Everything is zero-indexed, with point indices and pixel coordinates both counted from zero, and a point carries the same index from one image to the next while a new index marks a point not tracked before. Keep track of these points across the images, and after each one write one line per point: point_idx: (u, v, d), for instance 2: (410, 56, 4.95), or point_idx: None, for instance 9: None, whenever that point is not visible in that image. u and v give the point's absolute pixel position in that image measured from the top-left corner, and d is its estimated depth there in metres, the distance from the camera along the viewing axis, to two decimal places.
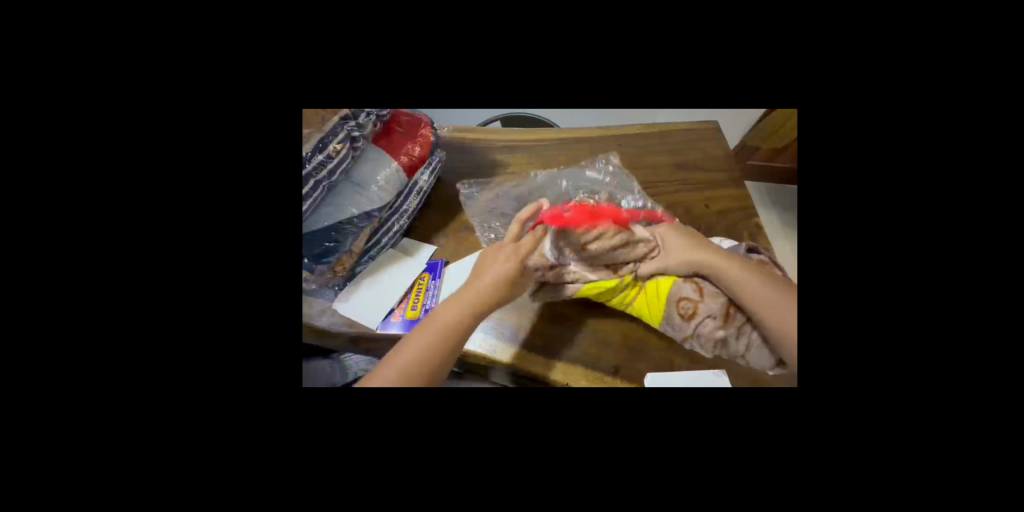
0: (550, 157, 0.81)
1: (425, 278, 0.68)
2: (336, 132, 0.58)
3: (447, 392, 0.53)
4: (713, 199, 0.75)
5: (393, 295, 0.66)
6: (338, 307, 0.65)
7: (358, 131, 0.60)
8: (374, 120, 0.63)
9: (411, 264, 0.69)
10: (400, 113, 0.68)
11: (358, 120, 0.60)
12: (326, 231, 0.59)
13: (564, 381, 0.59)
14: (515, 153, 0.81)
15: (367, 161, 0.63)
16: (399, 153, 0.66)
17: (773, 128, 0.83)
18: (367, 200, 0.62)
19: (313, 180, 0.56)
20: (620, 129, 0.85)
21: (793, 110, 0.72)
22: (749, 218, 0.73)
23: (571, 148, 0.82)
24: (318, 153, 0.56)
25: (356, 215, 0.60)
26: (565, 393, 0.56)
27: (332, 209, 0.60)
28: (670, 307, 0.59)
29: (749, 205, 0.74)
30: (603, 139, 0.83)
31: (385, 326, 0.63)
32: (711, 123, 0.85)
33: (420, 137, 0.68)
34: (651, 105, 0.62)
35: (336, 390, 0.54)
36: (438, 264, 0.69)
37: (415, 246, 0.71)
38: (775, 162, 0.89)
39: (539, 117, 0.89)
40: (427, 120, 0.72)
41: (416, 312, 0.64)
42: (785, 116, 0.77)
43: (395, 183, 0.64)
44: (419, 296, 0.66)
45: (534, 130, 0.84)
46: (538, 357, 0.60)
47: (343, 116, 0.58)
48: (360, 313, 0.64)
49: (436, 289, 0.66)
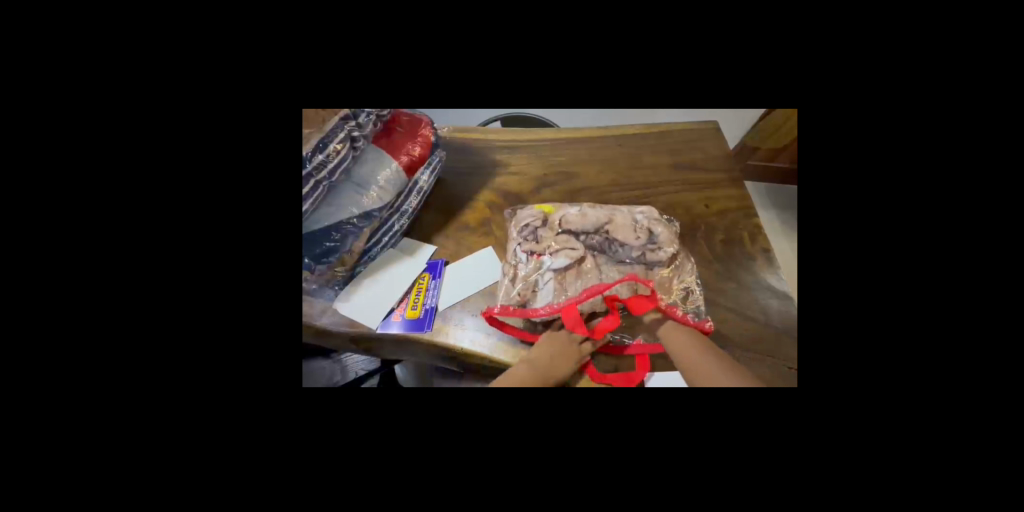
0: (550, 156, 0.81)
1: (425, 278, 0.68)
2: (336, 132, 0.58)
3: (448, 391, 0.54)
4: (713, 199, 0.75)
5: (393, 295, 0.66)
6: (338, 307, 0.65)
7: (358, 131, 0.60)
8: (374, 120, 0.63)
9: (411, 264, 0.69)
10: (400, 113, 0.69)
11: (358, 120, 0.60)
12: (326, 231, 0.59)
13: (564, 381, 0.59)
14: (515, 153, 0.81)
15: (367, 161, 0.63)
16: (399, 153, 0.66)
17: (773, 128, 0.84)
18: (367, 200, 0.62)
19: (313, 181, 0.56)
20: (620, 130, 0.85)
21: (793, 109, 0.72)
22: (748, 218, 0.73)
23: (571, 148, 0.82)
24: (318, 153, 0.56)
25: (356, 215, 0.61)
26: (565, 394, 0.56)
27: (332, 208, 0.60)
28: (553, 221, 0.69)
29: (748, 205, 0.74)
30: (603, 139, 0.83)
31: (384, 326, 0.63)
32: (710, 124, 0.86)
33: (420, 136, 0.69)
34: (652, 105, 0.63)
35: (335, 389, 0.54)
36: (438, 264, 0.69)
37: (415, 246, 0.71)
38: (775, 162, 0.89)
39: (539, 117, 0.89)
40: (427, 120, 0.71)
41: (416, 312, 0.64)
42: (785, 116, 0.77)
43: (396, 183, 0.64)
44: (419, 296, 0.66)
45: (534, 130, 0.84)
46: None
47: (343, 116, 0.58)
48: (361, 313, 0.64)
49: (436, 289, 0.66)
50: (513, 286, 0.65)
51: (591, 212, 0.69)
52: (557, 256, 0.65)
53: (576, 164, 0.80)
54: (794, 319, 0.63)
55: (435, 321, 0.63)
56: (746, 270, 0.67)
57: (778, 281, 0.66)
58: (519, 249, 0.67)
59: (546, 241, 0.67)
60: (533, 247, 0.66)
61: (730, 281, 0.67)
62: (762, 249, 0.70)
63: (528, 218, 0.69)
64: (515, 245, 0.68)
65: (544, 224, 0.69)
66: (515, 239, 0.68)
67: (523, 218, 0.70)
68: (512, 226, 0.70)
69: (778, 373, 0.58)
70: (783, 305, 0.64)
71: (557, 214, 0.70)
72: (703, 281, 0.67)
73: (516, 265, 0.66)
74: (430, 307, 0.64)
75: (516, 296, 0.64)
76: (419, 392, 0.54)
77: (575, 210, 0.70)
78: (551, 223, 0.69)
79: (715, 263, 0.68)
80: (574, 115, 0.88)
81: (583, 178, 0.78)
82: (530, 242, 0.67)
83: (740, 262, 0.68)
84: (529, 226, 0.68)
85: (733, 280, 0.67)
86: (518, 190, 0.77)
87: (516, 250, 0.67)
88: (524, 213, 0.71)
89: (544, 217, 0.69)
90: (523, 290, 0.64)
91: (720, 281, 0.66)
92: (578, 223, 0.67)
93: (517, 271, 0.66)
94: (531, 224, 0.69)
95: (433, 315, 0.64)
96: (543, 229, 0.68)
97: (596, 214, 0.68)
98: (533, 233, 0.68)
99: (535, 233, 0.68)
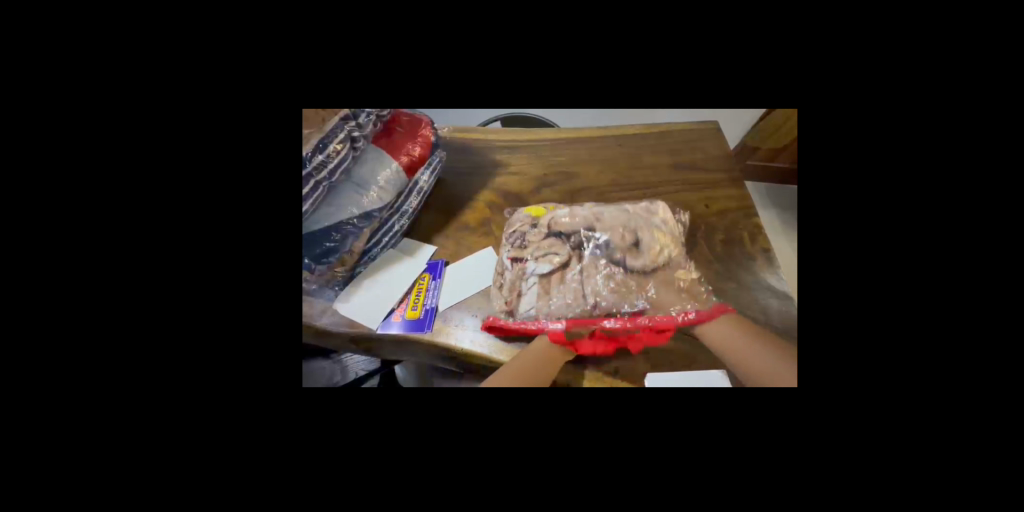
0: (550, 157, 0.81)
1: (425, 278, 0.68)
2: (336, 132, 0.58)
3: (448, 392, 0.54)
4: (713, 199, 0.75)
5: (393, 296, 0.66)
6: (338, 307, 0.65)
7: (358, 131, 0.60)
8: (375, 120, 0.63)
9: (411, 264, 0.69)
10: (400, 113, 0.69)
11: (358, 121, 0.60)
12: (326, 231, 0.59)
13: (564, 381, 0.59)
14: (515, 153, 0.81)
15: (367, 161, 0.63)
16: (399, 153, 0.66)
17: (773, 128, 0.84)
18: (367, 200, 0.62)
19: (313, 181, 0.56)
20: (620, 130, 0.85)
21: (793, 110, 0.72)
22: (748, 218, 0.73)
23: (571, 148, 0.82)
24: (318, 153, 0.56)
25: (356, 215, 0.61)
26: (566, 394, 0.56)
27: (332, 208, 0.60)
28: (541, 225, 0.69)
29: (749, 205, 0.74)
30: (603, 139, 0.83)
31: (384, 326, 0.63)
32: (710, 124, 0.85)
33: (420, 136, 0.69)
34: (653, 105, 0.62)
35: (335, 390, 0.54)
36: (438, 264, 0.69)
37: (415, 246, 0.71)
38: (775, 162, 0.89)
39: (539, 117, 0.89)
40: (427, 120, 0.71)
41: (416, 312, 0.64)
42: (785, 116, 0.77)
43: (396, 184, 0.64)
44: (419, 296, 0.66)
45: (534, 130, 0.84)
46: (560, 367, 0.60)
47: (343, 116, 0.58)
48: (361, 313, 0.64)
49: (436, 289, 0.66)
50: (501, 293, 0.65)
51: (579, 216, 0.69)
52: (541, 263, 0.66)
53: (576, 164, 0.80)
54: (794, 319, 0.63)
55: (435, 321, 0.63)
56: (747, 270, 0.67)
57: (778, 281, 0.66)
58: (506, 256, 0.68)
59: (534, 246, 0.67)
60: (518, 253, 0.67)
61: (730, 281, 0.67)
62: (762, 249, 0.70)
63: (516, 224, 0.70)
64: (504, 250, 0.69)
65: (530, 229, 0.69)
66: (504, 245, 0.69)
67: (513, 224, 0.71)
68: (506, 230, 0.71)
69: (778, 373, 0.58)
70: (783, 305, 0.64)
71: (546, 216, 0.70)
72: (704, 281, 0.66)
73: (503, 271, 0.67)
74: (430, 308, 0.64)
75: (501, 303, 0.65)
76: (419, 393, 0.53)
77: (564, 213, 0.70)
78: (539, 227, 0.69)
79: (715, 263, 0.68)
80: (575, 115, 0.88)
81: (583, 178, 0.78)
82: (517, 248, 0.68)
83: (741, 262, 0.68)
84: (518, 232, 0.69)
85: (733, 280, 0.67)
86: (518, 190, 0.77)
87: (503, 256, 0.68)
88: (514, 217, 0.72)
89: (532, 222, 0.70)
90: (508, 298, 0.64)
91: (720, 282, 0.66)
92: (565, 227, 0.68)
93: (505, 278, 0.66)
94: (520, 229, 0.70)
95: (433, 315, 0.64)
96: (529, 233, 0.69)
97: (583, 219, 0.68)
98: (521, 239, 0.69)
99: (523, 237, 0.69)
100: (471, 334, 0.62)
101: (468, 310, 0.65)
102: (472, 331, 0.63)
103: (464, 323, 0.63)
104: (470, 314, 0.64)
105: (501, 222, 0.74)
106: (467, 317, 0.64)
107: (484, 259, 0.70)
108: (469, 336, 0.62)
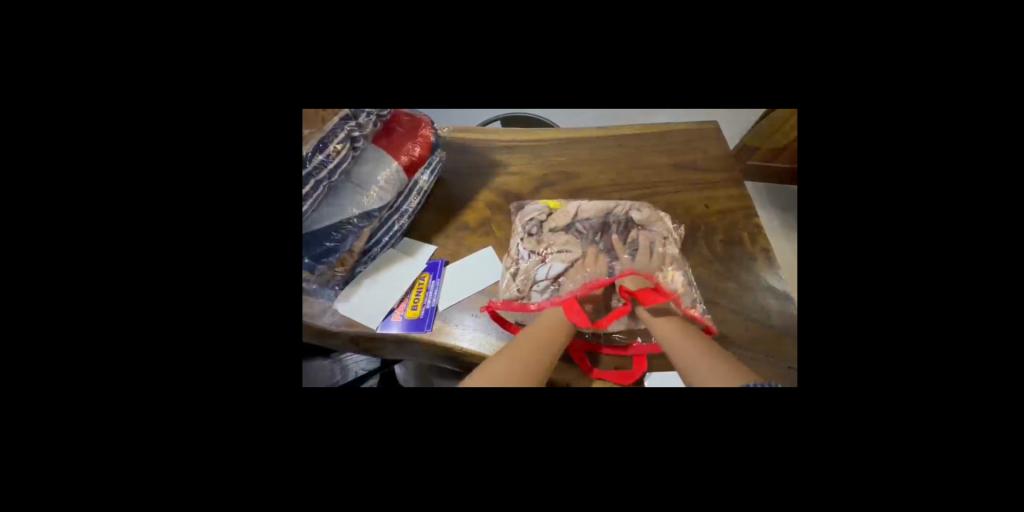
0: (550, 157, 0.81)
1: (425, 278, 0.68)
2: (336, 132, 0.58)
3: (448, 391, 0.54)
4: (713, 199, 0.75)
5: (393, 295, 0.66)
6: (338, 307, 0.65)
7: (358, 131, 0.60)
8: (375, 119, 0.63)
9: (411, 264, 0.69)
10: (400, 113, 0.69)
11: (358, 120, 0.60)
12: (326, 231, 0.59)
13: (563, 381, 0.59)
14: (514, 153, 0.81)
15: (367, 161, 0.63)
16: (399, 153, 0.66)
17: (773, 128, 0.84)
18: (367, 200, 0.62)
19: (313, 181, 0.56)
20: (620, 130, 0.85)
21: (793, 109, 0.72)
22: (748, 218, 0.73)
23: (571, 148, 0.82)
24: (318, 153, 0.56)
25: (356, 215, 0.60)
26: (566, 393, 0.56)
27: (333, 208, 0.60)
28: (559, 216, 0.70)
29: (749, 205, 0.74)
30: (603, 139, 0.83)
31: (384, 326, 0.63)
32: (711, 124, 0.85)
33: (420, 136, 0.69)
34: (653, 104, 0.62)
35: (335, 390, 0.54)
36: (438, 264, 0.69)
37: (415, 246, 0.71)
38: (775, 162, 0.89)
39: (539, 117, 0.89)
40: (427, 120, 0.72)
41: (416, 312, 0.64)
42: (785, 116, 0.77)
43: (395, 183, 0.64)
44: (419, 296, 0.66)
45: (534, 130, 0.84)
46: (560, 366, 0.60)
47: (343, 116, 0.58)
48: (361, 313, 0.64)
49: (436, 288, 0.66)
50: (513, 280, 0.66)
51: (597, 213, 0.71)
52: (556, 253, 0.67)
53: (576, 164, 0.80)
54: (794, 319, 0.63)
55: (435, 321, 0.63)
56: (747, 270, 0.67)
57: (778, 281, 0.67)
58: (521, 244, 0.68)
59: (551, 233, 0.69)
60: (534, 242, 0.68)
61: (730, 281, 0.67)
62: (762, 249, 0.70)
63: (531, 213, 0.71)
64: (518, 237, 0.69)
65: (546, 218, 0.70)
66: (519, 233, 0.69)
67: (530, 212, 0.72)
68: (519, 221, 0.71)
69: (776, 373, 0.58)
70: (783, 305, 0.64)
71: (564, 207, 0.72)
72: (704, 281, 0.67)
73: (517, 260, 0.67)
74: (430, 308, 0.64)
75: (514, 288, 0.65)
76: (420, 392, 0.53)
77: (581, 207, 0.71)
78: (556, 218, 0.70)
79: (715, 263, 0.68)
80: (574, 115, 0.88)
81: (583, 178, 0.78)
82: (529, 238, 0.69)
83: (741, 263, 0.68)
84: (534, 221, 0.70)
85: (733, 280, 0.67)
86: (518, 190, 0.77)
87: (518, 244, 0.68)
88: (529, 206, 0.72)
89: (549, 212, 0.71)
90: (522, 283, 0.65)
91: (720, 282, 0.67)
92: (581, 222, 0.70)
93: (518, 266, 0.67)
94: (537, 218, 0.70)
95: (433, 315, 0.64)
96: (546, 223, 0.70)
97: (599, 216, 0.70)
98: (537, 227, 0.70)
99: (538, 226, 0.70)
100: (470, 334, 0.62)
101: (469, 310, 0.65)
102: (471, 331, 0.63)
103: (463, 324, 0.63)
104: (471, 314, 0.64)
105: (501, 222, 0.74)
106: (467, 318, 0.64)
107: (485, 255, 0.70)
108: (468, 337, 0.62)
